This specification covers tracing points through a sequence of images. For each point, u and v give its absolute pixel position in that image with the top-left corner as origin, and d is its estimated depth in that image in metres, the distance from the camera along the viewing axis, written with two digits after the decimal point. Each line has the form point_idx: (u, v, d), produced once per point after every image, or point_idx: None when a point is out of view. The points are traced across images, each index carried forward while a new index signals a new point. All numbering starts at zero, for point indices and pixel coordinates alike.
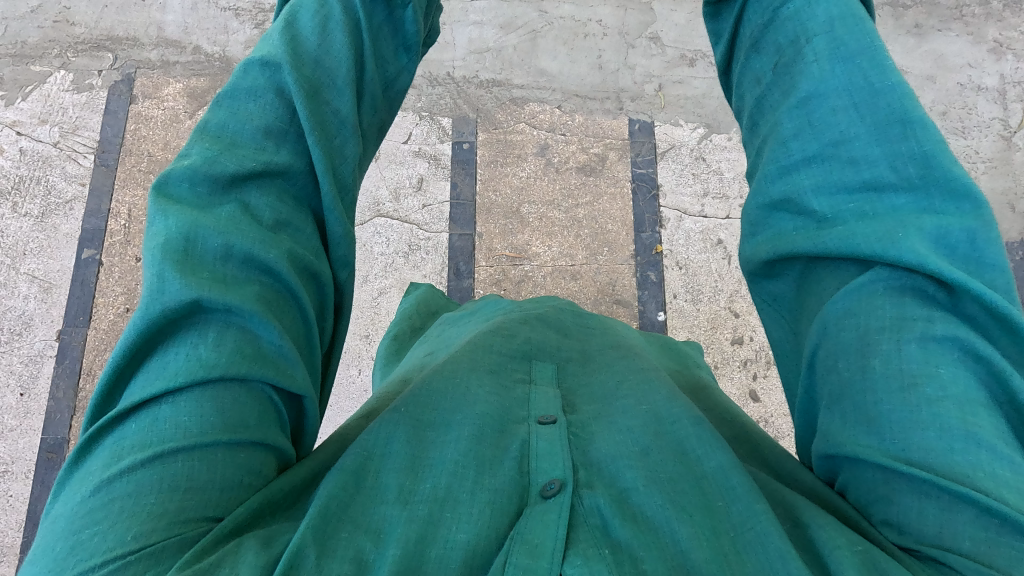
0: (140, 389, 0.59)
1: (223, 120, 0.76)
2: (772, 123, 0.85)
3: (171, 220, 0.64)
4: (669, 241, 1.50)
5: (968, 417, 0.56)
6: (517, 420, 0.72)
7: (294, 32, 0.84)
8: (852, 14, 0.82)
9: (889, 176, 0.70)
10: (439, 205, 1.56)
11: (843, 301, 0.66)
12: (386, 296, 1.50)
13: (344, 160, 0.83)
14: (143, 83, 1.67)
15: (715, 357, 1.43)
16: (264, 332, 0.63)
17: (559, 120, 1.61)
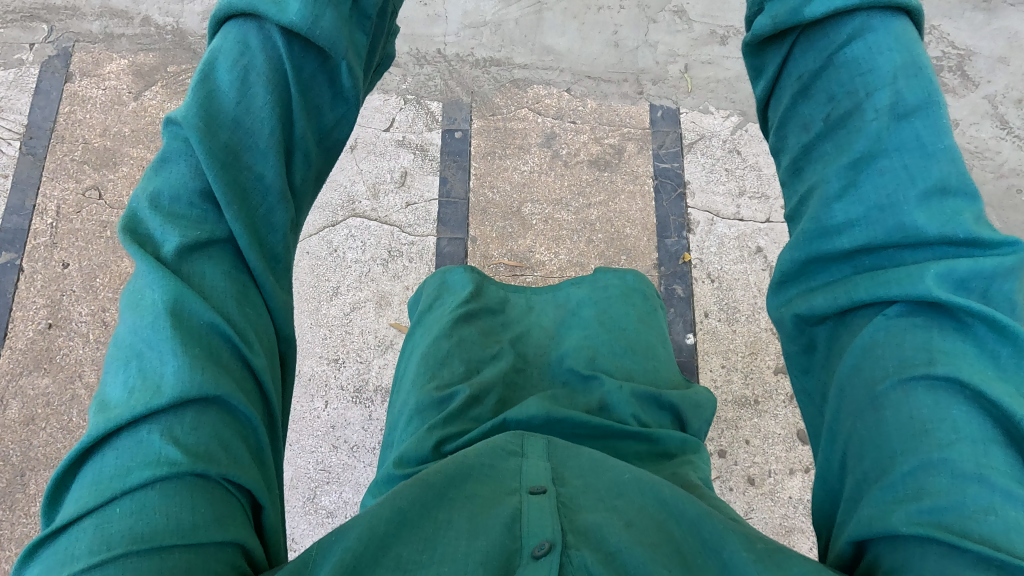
0: (118, 472, 0.48)
1: (160, 186, 0.64)
2: (816, 178, 0.73)
3: (163, 279, 0.56)
4: (698, 249, 1.26)
5: (982, 457, 0.47)
6: (505, 489, 0.58)
7: (211, 87, 0.72)
8: (913, 63, 0.73)
9: (912, 233, 0.61)
10: (425, 204, 1.32)
11: (851, 359, 0.59)
12: (359, 312, 1.25)
13: (271, 230, 0.70)
14: (82, 59, 1.43)
15: (755, 390, 1.19)
16: (246, 416, 0.55)
17: (568, 105, 1.37)
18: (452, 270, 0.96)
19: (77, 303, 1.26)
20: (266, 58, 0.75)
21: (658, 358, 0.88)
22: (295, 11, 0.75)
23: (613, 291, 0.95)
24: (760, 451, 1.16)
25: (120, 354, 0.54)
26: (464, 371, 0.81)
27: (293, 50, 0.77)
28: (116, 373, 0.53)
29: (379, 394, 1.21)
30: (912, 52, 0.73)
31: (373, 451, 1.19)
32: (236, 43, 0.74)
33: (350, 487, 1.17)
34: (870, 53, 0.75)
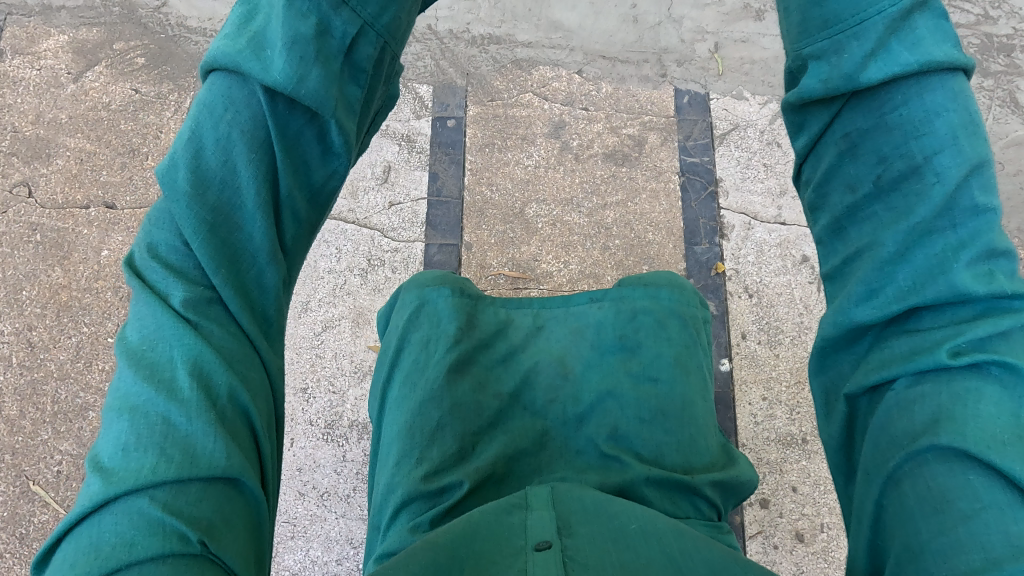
0: (115, 543, 0.41)
1: (155, 237, 0.56)
2: (872, 238, 0.61)
3: (183, 331, 0.50)
4: (733, 258, 1.07)
5: (1012, 527, 0.42)
6: (504, 547, 0.49)
7: (195, 145, 0.60)
8: (971, 118, 0.60)
9: (948, 297, 0.52)
10: (412, 203, 1.13)
11: (872, 442, 0.52)
12: (332, 331, 1.06)
13: (262, 292, 0.60)
14: (14, 35, 1.23)
15: (803, 426, 1.00)
16: (251, 491, 0.48)
17: (580, 90, 1.18)
18: (434, 288, 0.75)
19: None
20: (251, 114, 0.61)
21: (695, 419, 0.71)
22: (278, 69, 0.60)
23: (642, 320, 0.76)
24: (811, 501, 0.97)
25: (120, 403, 0.47)
26: (460, 447, 0.67)
27: (277, 109, 0.62)
28: (113, 426, 0.46)
29: (355, 430, 1.01)
30: (971, 112, 0.61)
31: (347, 499, 0.99)
32: (218, 98, 0.61)
33: (319, 543, 0.97)
34: (928, 115, 0.61)
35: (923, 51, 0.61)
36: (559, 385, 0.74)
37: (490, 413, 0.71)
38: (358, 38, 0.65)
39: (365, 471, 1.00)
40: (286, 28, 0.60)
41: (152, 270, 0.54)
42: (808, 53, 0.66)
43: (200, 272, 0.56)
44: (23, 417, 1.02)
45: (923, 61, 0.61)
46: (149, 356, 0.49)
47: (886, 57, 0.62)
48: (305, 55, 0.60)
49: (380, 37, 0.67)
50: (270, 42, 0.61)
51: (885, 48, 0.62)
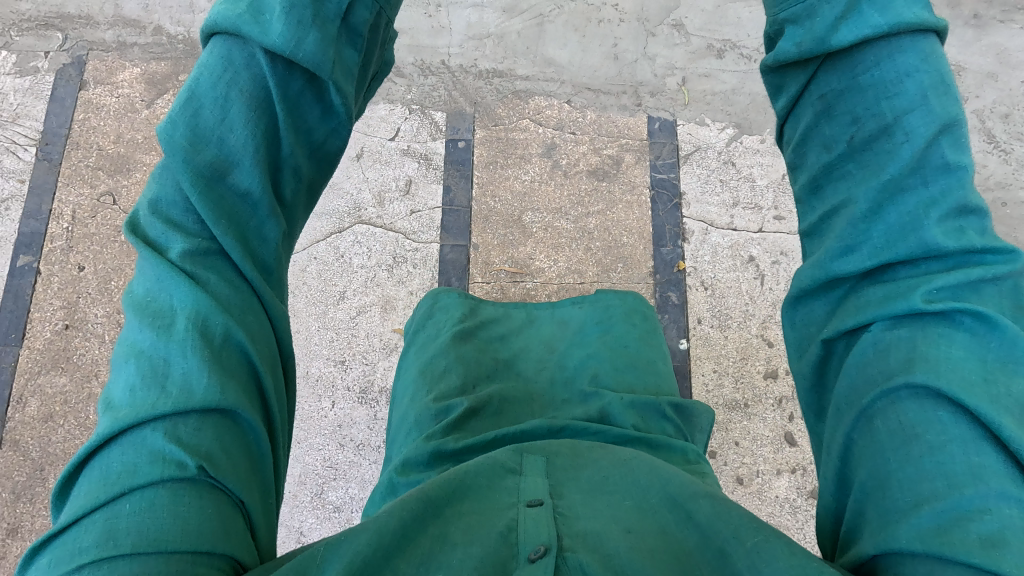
0: (124, 470, 0.53)
1: (155, 198, 0.70)
2: (847, 195, 0.75)
3: (179, 282, 0.62)
4: (692, 257, 1.31)
5: (973, 456, 0.51)
6: (501, 504, 0.60)
7: (195, 106, 0.77)
8: (941, 83, 0.77)
9: (921, 253, 0.64)
10: (429, 211, 1.36)
11: (850, 380, 0.63)
12: (365, 316, 1.30)
13: (263, 241, 0.75)
14: (96, 67, 1.47)
15: (745, 393, 1.24)
16: (246, 425, 0.60)
17: (569, 117, 1.41)
18: (452, 294, 1.07)
19: (93, 305, 1.31)
20: (249, 75, 0.80)
21: (657, 372, 0.96)
22: (276, 31, 0.79)
23: (613, 311, 1.03)
24: (749, 452, 1.21)
25: (129, 349, 0.60)
26: (462, 383, 0.90)
27: (276, 70, 0.81)
28: (122, 371, 0.58)
29: (384, 395, 1.26)
30: (940, 72, 0.78)
31: (378, 449, 1.23)
32: (221, 61, 0.79)
33: (356, 484, 1.21)
34: (896, 77, 0.79)
35: (892, 14, 0.80)
36: (547, 358, 0.99)
37: (488, 368, 0.95)
38: (353, 5, 0.87)
39: None
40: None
41: (155, 231, 0.67)
42: (783, 18, 0.88)
43: (198, 226, 0.69)
44: None
45: (891, 22, 0.80)
46: (155, 307, 0.62)
47: (857, 20, 0.81)
48: (302, 18, 0.80)
49: (372, 5, 0.90)
50: (268, 8, 0.81)
51: (854, 13, 0.81)
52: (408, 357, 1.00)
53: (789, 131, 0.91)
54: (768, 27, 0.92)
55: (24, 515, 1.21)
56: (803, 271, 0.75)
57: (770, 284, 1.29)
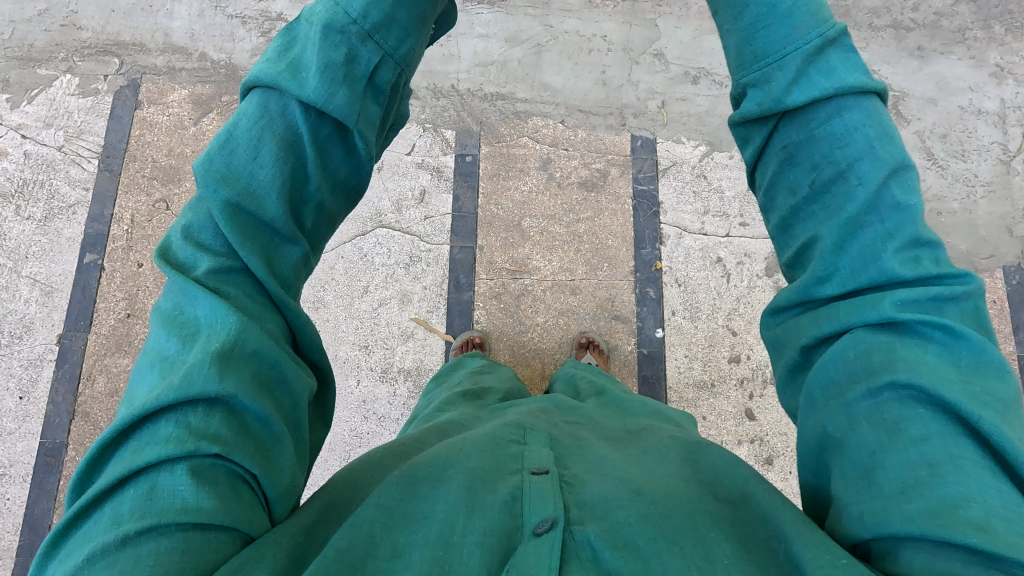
0: (133, 454, 0.63)
1: (188, 222, 0.85)
2: (813, 232, 0.91)
3: (203, 295, 0.75)
4: (668, 258, 1.51)
5: (953, 446, 0.62)
6: (508, 471, 0.75)
7: (232, 144, 0.93)
8: (884, 136, 0.94)
9: (882, 278, 0.79)
10: (441, 217, 1.57)
11: (831, 373, 0.75)
12: (385, 307, 1.50)
13: (284, 261, 0.89)
14: (149, 89, 1.68)
15: (711, 375, 1.44)
16: (251, 414, 0.67)
17: (562, 135, 1.62)
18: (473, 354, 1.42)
19: (151, 296, 1.52)
20: (282, 120, 0.96)
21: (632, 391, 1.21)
22: (312, 88, 0.95)
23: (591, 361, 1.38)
24: (714, 425, 1.42)
25: (155, 355, 0.72)
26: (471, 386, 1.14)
27: (309, 118, 0.97)
28: (148, 373, 0.70)
29: (402, 374, 1.46)
30: (882, 126, 0.95)
31: (397, 421, 1.44)
32: (257, 107, 0.95)
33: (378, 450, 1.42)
34: (846, 130, 0.95)
35: (835, 78, 0.97)
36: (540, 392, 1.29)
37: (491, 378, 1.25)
38: (378, 64, 1.01)
39: (410, 403, 1.45)
40: (320, 58, 0.96)
41: (185, 253, 0.81)
42: (746, 82, 1.03)
43: (226, 247, 0.83)
44: None
45: (836, 86, 0.97)
46: (183, 318, 0.75)
47: (805, 84, 0.98)
48: (334, 77, 0.96)
49: (396, 65, 1.04)
50: (306, 67, 0.97)
51: (802, 80, 0.98)
52: (429, 387, 1.28)
53: (760, 174, 1.06)
54: (733, 89, 1.07)
55: None
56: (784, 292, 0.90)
57: (735, 282, 1.50)
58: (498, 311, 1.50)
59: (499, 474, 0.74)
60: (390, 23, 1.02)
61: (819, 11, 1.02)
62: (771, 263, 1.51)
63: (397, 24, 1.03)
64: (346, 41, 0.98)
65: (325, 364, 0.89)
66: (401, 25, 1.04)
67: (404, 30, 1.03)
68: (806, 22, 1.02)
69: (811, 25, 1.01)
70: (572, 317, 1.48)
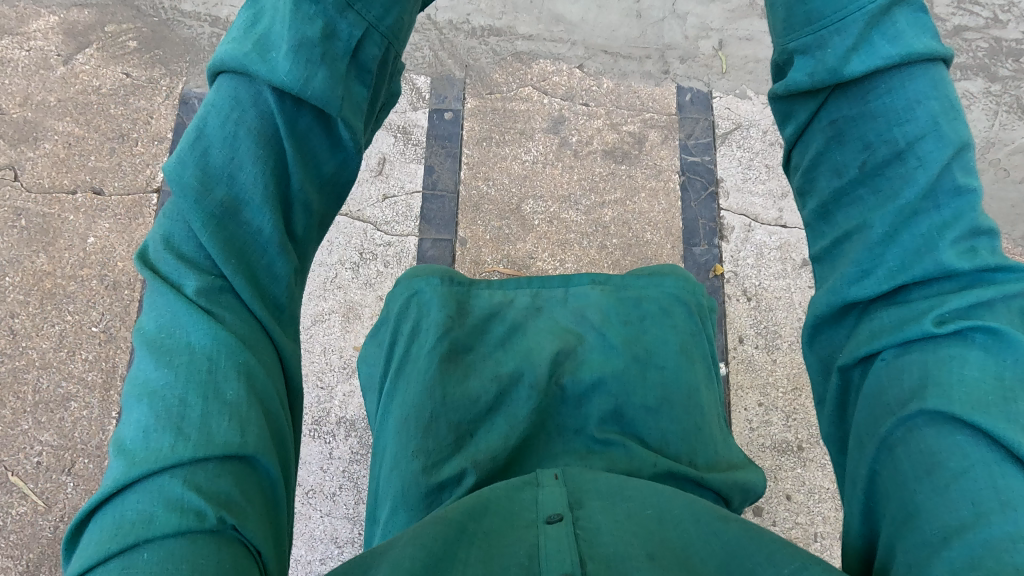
0: (139, 518, 0.41)
1: (167, 230, 0.54)
2: (859, 221, 0.60)
3: (198, 316, 0.48)
4: (732, 260, 1.05)
5: (1001, 481, 0.42)
6: (522, 519, 0.50)
7: (203, 146, 0.59)
8: (952, 106, 0.61)
9: (936, 274, 0.51)
10: (407, 196, 1.10)
11: (865, 408, 0.51)
12: (322, 326, 1.03)
13: (273, 282, 0.58)
14: (4, 15, 1.21)
15: (799, 434, 0.98)
16: (265, 469, 0.46)
17: (581, 85, 1.15)
18: (423, 277, 0.76)
19: None
20: (258, 113, 0.62)
21: (701, 406, 0.71)
22: (284, 71, 0.61)
23: (647, 307, 0.77)
24: (804, 509, 0.95)
25: (138, 389, 0.46)
26: (456, 441, 0.66)
27: (283, 107, 0.63)
28: (132, 409, 0.45)
29: (342, 427, 1.00)
30: (951, 99, 0.61)
31: (333, 497, 0.97)
32: (227, 99, 0.61)
33: (303, 542, 0.95)
34: (908, 104, 0.62)
35: (904, 44, 0.63)
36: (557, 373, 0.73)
37: (488, 397, 0.69)
38: (364, 40, 0.67)
39: (351, 469, 0.98)
40: (293, 31, 0.62)
41: (166, 271, 0.51)
42: (793, 48, 0.69)
43: (210, 263, 0.53)
44: (3, 406, 1.00)
45: (904, 52, 0.63)
46: (171, 343, 0.48)
47: (870, 48, 0.64)
48: (311, 57, 0.62)
49: (383, 38, 0.70)
50: (276, 45, 0.63)
51: (868, 40, 0.64)
52: (370, 378, 0.74)
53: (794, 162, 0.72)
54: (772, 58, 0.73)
55: None
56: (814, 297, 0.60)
57: None
58: None
59: (512, 520, 0.49)
60: None
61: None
62: None
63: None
64: (322, 8, 0.64)
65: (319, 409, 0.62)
66: None
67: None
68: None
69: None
70: None
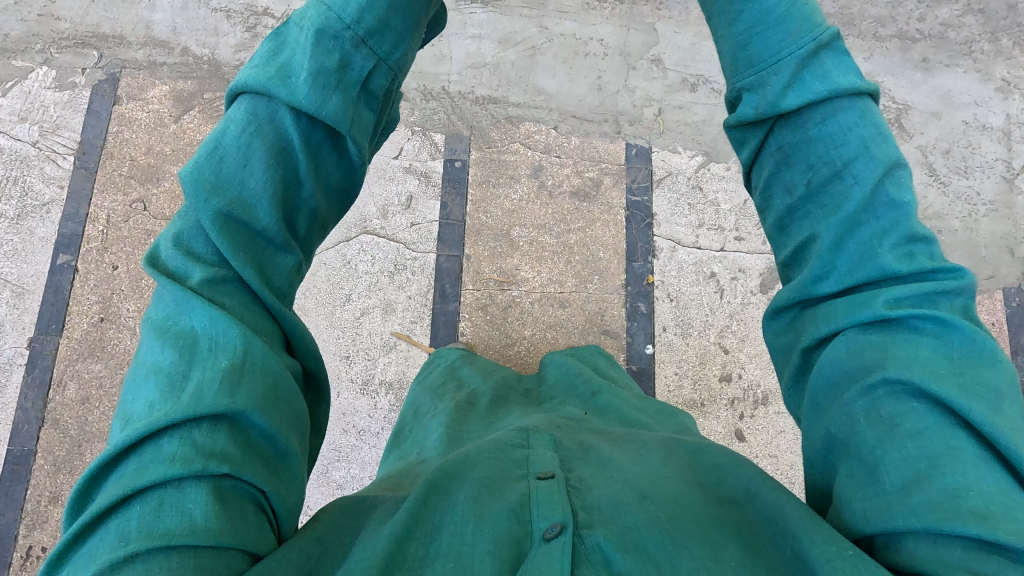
0: (137, 472, 0.57)
1: (179, 230, 0.73)
2: (811, 231, 0.80)
3: (196, 304, 0.66)
4: (660, 272, 1.47)
5: (949, 440, 0.56)
6: (514, 477, 0.71)
7: (219, 154, 0.80)
8: (877, 134, 0.83)
9: (883, 275, 0.70)
10: (427, 224, 1.52)
11: (825, 380, 0.67)
12: (368, 317, 1.46)
13: (277, 268, 0.78)
14: (128, 84, 1.62)
15: (702, 394, 1.40)
16: (254, 427, 0.62)
17: (555, 142, 1.57)
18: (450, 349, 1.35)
19: (125, 300, 1.47)
20: (272, 128, 0.83)
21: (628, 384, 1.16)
22: (303, 94, 0.83)
23: (582, 349, 1.29)
24: None
25: (147, 369, 0.64)
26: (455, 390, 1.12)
27: (300, 124, 0.84)
28: (144, 388, 0.62)
29: (383, 387, 1.42)
30: (876, 127, 0.84)
31: (377, 435, 1.40)
32: (245, 114, 0.82)
33: (357, 464, 1.38)
34: (840, 131, 0.84)
35: (830, 82, 0.87)
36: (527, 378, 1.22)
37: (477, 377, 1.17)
38: (373, 71, 0.90)
39: (390, 416, 1.41)
40: (313, 62, 0.84)
41: (174, 261, 0.70)
42: (742, 86, 0.92)
43: (214, 255, 0.72)
44: None
45: (831, 89, 0.86)
46: (178, 328, 0.66)
47: (801, 86, 0.87)
48: (327, 84, 0.84)
49: (390, 70, 0.92)
50: (295, 71, 0.84)
51: (798, 81, 0.87)
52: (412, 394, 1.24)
53: (755, 178, 0.94)
54: (727, 93, 0.97)
55: (65, 484, 1.38)
56: (783, 291, 0.79)
57: (728, 298, 1.46)
58: (484, 324, 1.46)
59: (508, 479, 0.70)
60: (383, 27, 0.90)
61: (811, 14, 0.92)
62: (766, 280, 1.47)
63: (391, 28, 0.91)
64: (340, 45, 0.87)
65: (322, 373, 0.81)
66: (395, 30, 0.92)
67: (399, 34, 0.92)
68: (800, 24, 0.91)
69: (804, 29, 0.90)
70: (560, 330, 1.44)
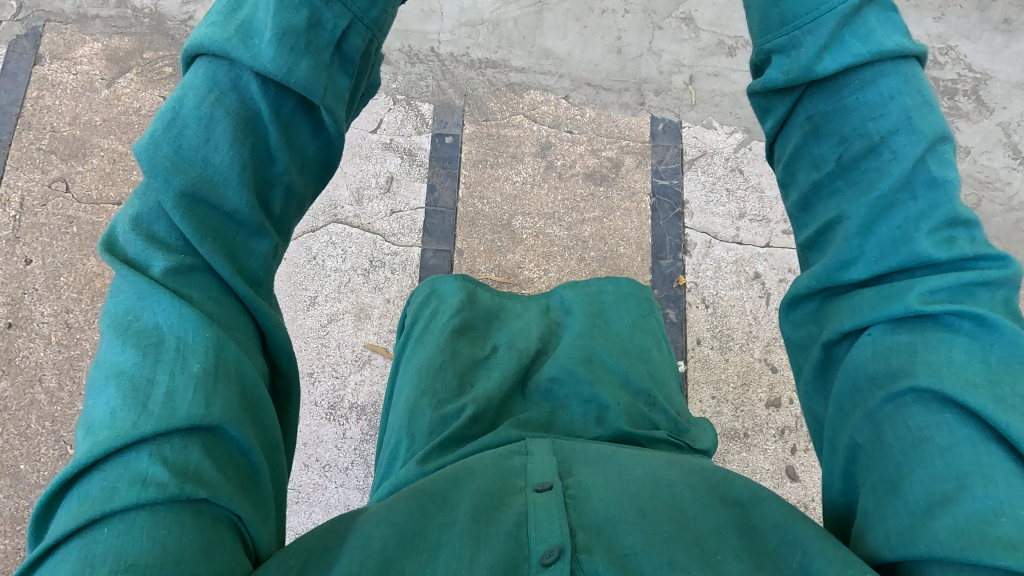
0: (101, 494, 0.43)
1: (138, 211, 0.54)
2: (838, 211, 0.62)
3: (163, 297, 0.50)
4: (693, 272, 1.21)
5: (983, 458, 0.43)
6: (512, 489, 0.55)
7: (176, 126, 0.58)
8: (924, 100, 0.63)
9: (915, 263, 0.53)
10: (411, 212, 1.26)
11: (846, 384, 0.53)
12: (337, 324, 1.19)
13: (250, 256, 0.58)
14: (53, 41, 1.35)
15: (745, 423, 1.14)
16: (234, 439, 0.48)
17: (566, 114, 1.30)
18: (447, 278, 0.96)
19: (39, 302, 1.20)
20: (238, 97, 0.62)
21: (652, 362, 0.91)
22: (270, 59, 0.61)
23: (605, 295, 0.98)
24: None
25: (106, 372, 0.48)
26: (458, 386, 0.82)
27: (268, 93, 0.63)
28: (102, 393, 0.47)
29: (354, 412, 1.16)
30: (925, 94, 0.63)
31: (346, 471, 1.14)
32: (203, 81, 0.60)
33: (320, 508, 1.12)
34: (883, 98, 0.63)
35: (875, 42, 0.64)
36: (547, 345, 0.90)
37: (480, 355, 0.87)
38: (347, 31, 0.68)
39: (362, 447, 1.14)
40: (278, 19, 0.62)
41: (133, 248, 0.52)
42: (769, 47, 0.70)
43: (182, 243, 0.54)
44: (61, 389, 1.16)
45: (874, 51, 0.64)
46: (139, 324, 0.50)
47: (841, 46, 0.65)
48: (296, 45, 0.62)
49: (367, 31, 0.70)
50: (259, 30, 0.63)
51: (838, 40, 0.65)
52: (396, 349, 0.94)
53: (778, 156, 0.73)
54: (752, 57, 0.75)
55: None
56: (800, 280, 0.62)
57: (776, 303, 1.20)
58: None
59: (500, 494, 0.54)
60: None
61: None
62: None
63: None
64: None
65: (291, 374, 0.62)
66: None
67: None
68: None
69: None
70: None
